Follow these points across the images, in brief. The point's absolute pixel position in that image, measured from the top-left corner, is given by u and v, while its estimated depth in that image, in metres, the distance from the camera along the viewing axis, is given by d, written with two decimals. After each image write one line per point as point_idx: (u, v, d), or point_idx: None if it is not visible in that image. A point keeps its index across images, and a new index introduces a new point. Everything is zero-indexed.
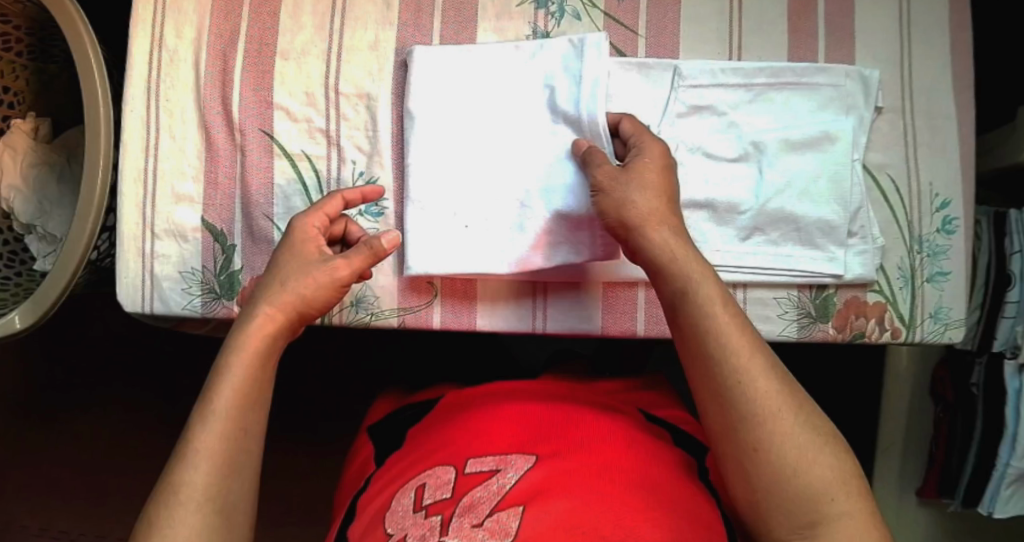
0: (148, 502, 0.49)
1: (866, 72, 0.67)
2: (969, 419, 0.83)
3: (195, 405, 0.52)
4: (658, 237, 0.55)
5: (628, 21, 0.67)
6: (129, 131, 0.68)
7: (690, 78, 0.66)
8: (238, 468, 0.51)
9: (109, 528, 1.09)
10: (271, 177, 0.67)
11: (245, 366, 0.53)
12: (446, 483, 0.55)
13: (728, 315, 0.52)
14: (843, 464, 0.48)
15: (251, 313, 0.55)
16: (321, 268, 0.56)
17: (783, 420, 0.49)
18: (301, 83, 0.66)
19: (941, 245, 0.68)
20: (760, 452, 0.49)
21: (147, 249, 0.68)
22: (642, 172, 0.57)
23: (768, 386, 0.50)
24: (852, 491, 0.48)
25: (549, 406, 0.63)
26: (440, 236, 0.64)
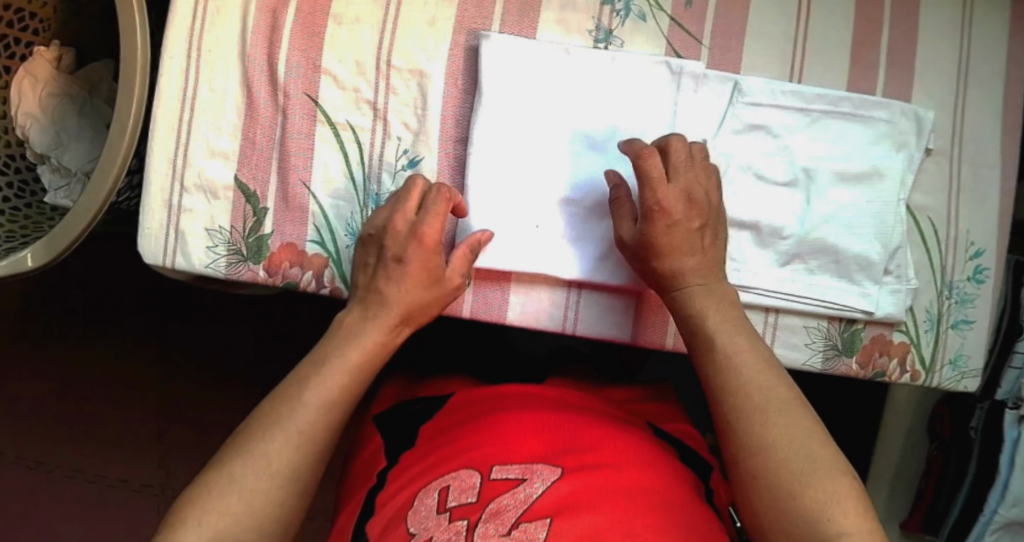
0: (233, 443, 0.52)
1: (922, 112, 0.66)
2: (962, 461, 0.84)
3: (293, 385, 0.55)
4: (690, 296, 0.59)
5: (693, 27, 0.64)
6: (167, 78, 0.65)
7: (750, 95, 0.64)
8: (322, 450, 0.54)
9: (88, 466, 1.08)
10: (312, 145, 0.65)
11: (362, 360, 0.57)
12: (472, 488, 0.55)
13: (737, 352, 0.56)
14: (841, 485, 0.49)
15: (375, 307, 0.59)
16: (438, 285, 0.60)
17: (779, 448, 0.51)
18: (353, 51, 0.64)
19: (970, 293, 0.69)
20: (759, 481, 0.51)
21: (174, 203, 0.66)
22: (666, 240, 0.58)
23: (764, 416, 0.53)
24: (853, 513, 0.48)
25: (570, 418, 0.63)
26: (507, 232, 0.63)
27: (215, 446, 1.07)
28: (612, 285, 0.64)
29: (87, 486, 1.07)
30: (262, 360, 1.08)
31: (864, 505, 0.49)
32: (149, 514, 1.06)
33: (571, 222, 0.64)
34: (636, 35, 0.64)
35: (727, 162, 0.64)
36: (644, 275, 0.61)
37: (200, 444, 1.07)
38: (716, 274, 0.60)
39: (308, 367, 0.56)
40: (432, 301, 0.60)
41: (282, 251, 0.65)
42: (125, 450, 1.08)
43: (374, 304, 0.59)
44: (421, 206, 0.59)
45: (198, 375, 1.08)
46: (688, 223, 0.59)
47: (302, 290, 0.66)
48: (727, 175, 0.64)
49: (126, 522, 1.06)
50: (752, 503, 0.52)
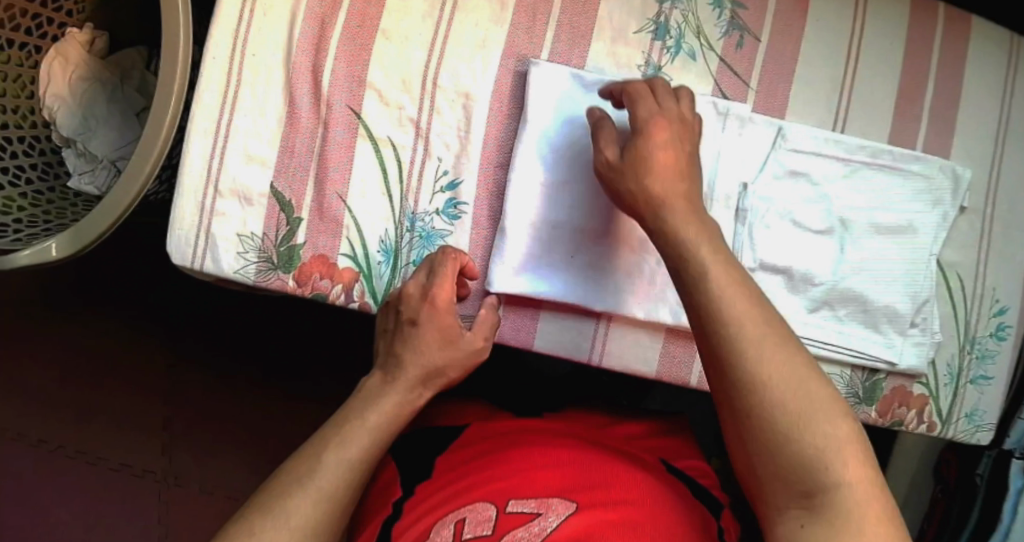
0: (250, 508, 0.51)
1: (960, 169, 0.66)
2: (966, 507, 0.85)
3: (316, 446, 0.54)
4: (668, 216, 0.52)
5: (741, 69, 0.65)
6: (207, 80, 0.64)
7: (794, 141, 0.64)
8: (340, 511, 0.53)
9: (90, 447, 1.08)
10: (351, 159, 0.64)
11: (379, 422, 0.56)
12: (487, 521, 0.56)
13: (727, 284, 0.49)
14: (840, 430, 0.45)
15: (393, 374, 0.58)
16: (458, 347, 0.59)
17: (773, 384, 0.46)
18: (400, 68, 0.64)
19: (991, 349, 0.70)
20: (750, 418, 0.47)
21: (207, 206, 0.65)
22: (654, 156, 0.53)
23: (759, 346, 0.47)
24: (854, 460, 0.45)
25: (583, 452, 0.63)
26: (541, 261, 0.63)
27: (219, 436, 1.07)
28: (641, 320, 0.64)
29: (87, 466, 1.07)
30: (271, 355, 1.08)
31: (863, 445, 0.46)
32: (149, 498, 1.07)
33: (605, 254, 0.64)
34: (685, 72, 0.64)
35: (767, 206, 0.64)
36: (619, 201, 0.55)
37: (205, 433, 1.07)
38: (694, 205, 0.53)
39: (331, 428, 0.56)
40: (452, 363, 0.59)
41: (312, 263, 0.65)
42: (128, 435, 1.08)
43: (394, 373, 0.58)
44: (422, 272, 0.59)
45: (205, 366, 1.08)
46: (679, 146, 0.54)
47: (331, 302, 0.65)
48: (765, 219, 0.64)
49: (125, 505, 1.07)
50: (742, 440, 0.47)
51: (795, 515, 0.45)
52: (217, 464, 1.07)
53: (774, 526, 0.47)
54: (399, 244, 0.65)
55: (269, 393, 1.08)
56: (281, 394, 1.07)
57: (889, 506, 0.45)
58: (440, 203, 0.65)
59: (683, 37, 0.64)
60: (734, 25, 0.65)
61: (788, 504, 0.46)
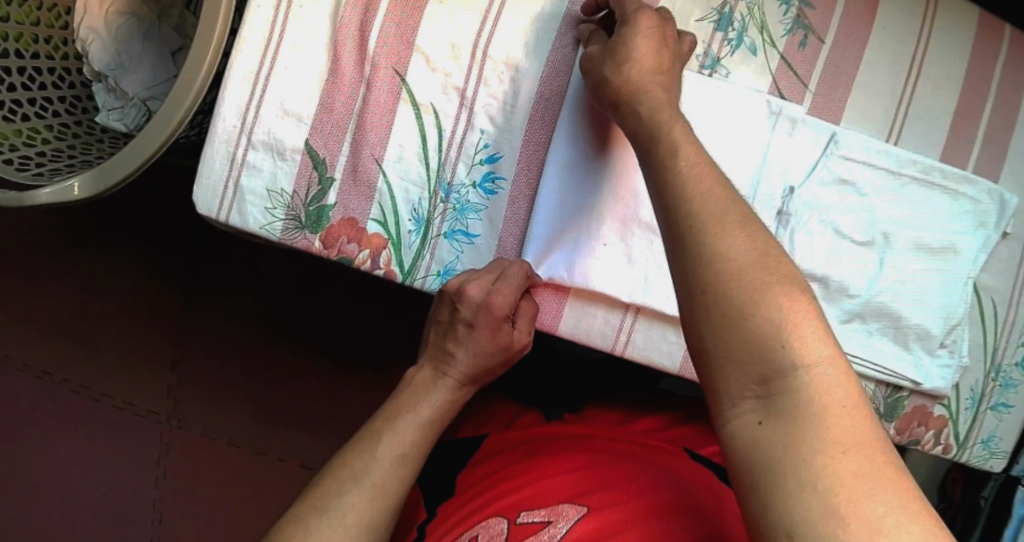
0: (309, 494, 0.60)
1: (1007, 196, 0.65)
2: (968, 528, 0.86)
3: (363, 447, 0.63)
4: (646, 95, 0.52)
5: (801, 70, 0.63)
6: (252, 25, 0.62)
7: (845, 149, 0.63)
8: (388, 503, 0.60)
9: (89, 385, 1.06)
10: (391, 122, 0.63)
11: (425, 421, 0.65)
12: (498, 535, 0.56)
13: (692, 160, 0.48)
14: (798, 308, 0.42)
15: (441, 379, 0.68)
16: (506, 347, 0.68)
17: (730, 261, 0.43)
18: (450, 33, 0.62)
19: (1015, 378, 0.70)
20: (706, 300, 0.43)
21: (238, 156, 0.63)
22: (631, 41, 0.53)
23: (717, 223, 0.44)
24: (813, 341, 0.41)
25: (595, 455, 0.64)
26: (577, 246, 0.62)
27: (223, 388, 1.07)
28: (669, 315, 0.63)
29: (91, 400, 1.06)
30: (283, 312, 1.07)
31: (823, 328, 0.42)
32: (149, 441, 1.06)
33: (639, 246, 0.62)
34: (743, 66, 0.63)
35: (810, 212, 0.62)
36: (602, 92, 0.55)
37: (210, 382, 1.07)
38: (671, 95, 0.53)
39: (373, 431, 0.64)
40: (499, 359, 0.69)
41: (340, 226, 0.63)
42: (130, 376, 1.06)
43: (443, 369, 0.68)
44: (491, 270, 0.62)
45: (215, 315, 1.07)
46: (662, 40, 0.54)
47: (355, 267, 0.64)
48: (807, 226, 0.62)
49: (121, 447, 1.06)
50: (698, 326, 0.43)
51: (751, 409, 0.41)
52: (220, 413, 1.06)
53: (726, 422, 0.42)
54: (431, 215, 0.63)
55: (278, 350, 1.07)
56: (290, 352, 1.07)
57: (854, 394, 0.40)
58: (477, 176, 0.63)
59: (745, 30, 0.63)
60: (799, 23, 0.64)
61: (741, 398, 0.41)
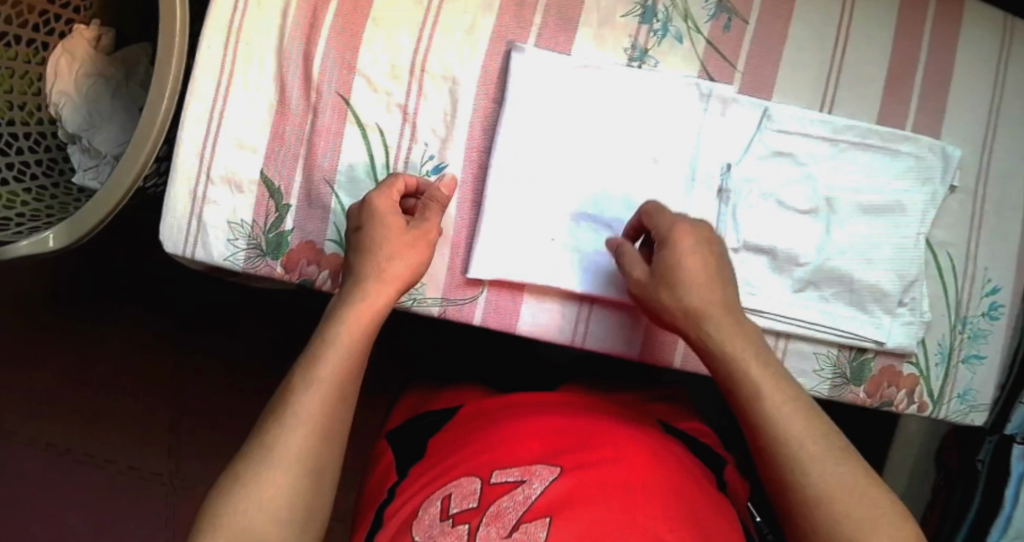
0: (240, 452, 0.52)
1: (950, 149, 0.66)
2: (967, 492, 0.84)
3: (252, 458, 0.50)
4: (709, 321, 0.56)
5: (728, 51, 0.65)
6: (203, 66, 0.65)
7: (779, 122, 0.64)
8: (331, 438, 0.53)
9: (98, 431, 1.10)
10: (340, 144, 0.66)
11: (356, 332, 0.55)
12: (472, 493, 0.58)
13: (765, 363, 0.55)
14: (880, 499, 0.50)
15: (364, 282, 0.57)
16: (415, 232, 0.60)
17: (811, 457, 0.51)
18: (388, 54, 0.65)
19: (982, 329, 0.70)
20: (801, 493, 0.51)
21: (199, 193, 0.66)
22: (681, 263, 0.56)
23: (800, 426, 0.52)
24: (894, 526, 0.49)
25: (567, 419, 0.66)
26: (523, 246, 0.64)
27: (222, 428, 1.08)
28: (622, 301, 0.65)
29: (98, 456, 1.10)
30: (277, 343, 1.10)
31: (900, 512, 0.50)
32: (158, 482, 1.09)
33: (586, 237, 0.64)
34: (672, 56, 0.64)
35: (750, 187, 0.64)
36: (665, 316, 0.58)
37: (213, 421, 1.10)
38: (732, 311, 0.57)
39: (270, 419, 0.52)
40: (417, 250, 0.59)
41: (300, 250, 0.66)
42: (134, 421, 1.10)
43: (355, 284, 0.57)
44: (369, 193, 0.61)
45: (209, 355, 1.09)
46: (705, 250, 0.58)
47: (317, 288, 0.67)
48: (748, 200, 0.64)
49: (132, 489, 1.10)
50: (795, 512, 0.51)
51: None
52: (219, 451, 1.08)
53: None
54: None
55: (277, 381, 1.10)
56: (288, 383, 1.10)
57: None
58: None
59: (670, 20, 0.64)
60: (722, 7, 0.65)
61: None
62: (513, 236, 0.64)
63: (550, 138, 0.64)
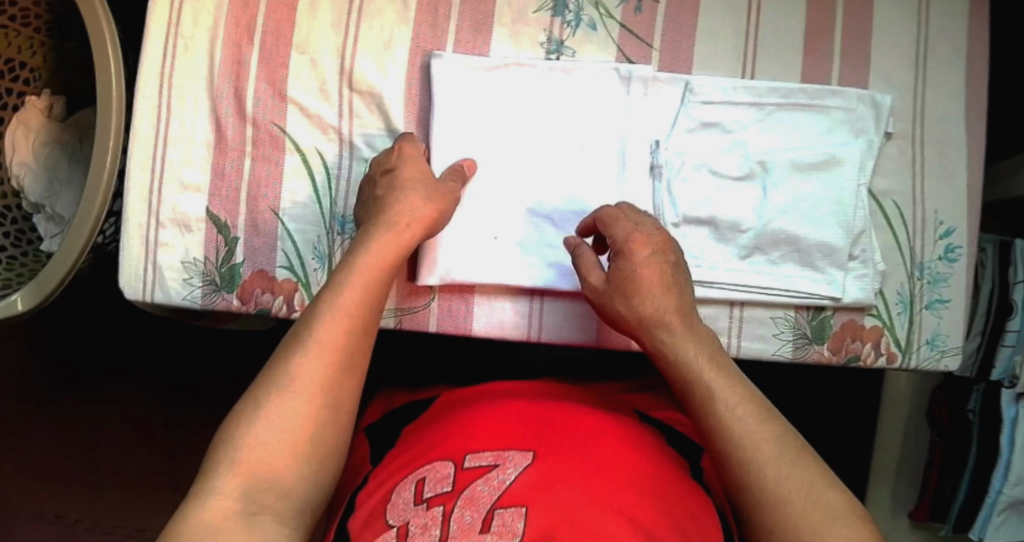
0: (257, 382, 0.50)
1: (879, 97, 0.66)
2: (963, 447, 0.83)
3: (270, 387, 0.48)
4: (664, 326, 0.57)
5: (642, 32, 0.66)
6: (140, 114, 0.67)
7: (702, 93, 0.65)
8: (354, 367, 0.51)
9: (73, 502, 1.05)
10: (280, 172, 0.67)
11: (376, 263, 0.55)
12: (446, 478, 0.57)
13: (719, 363, 0.55)
14: (832, 497, 0.48)
15: (384, 218, 0.57)
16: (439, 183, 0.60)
17: (764, 453, 0.50)
18: (316, 78, 0.66)
19: (941, 272, 0.69)
20: (753, 488, 0.50)
21: (152, 239, 0.68)
22: (637, 274, 0.58)
23: (753, 423, 0.52)
24: (847, 525, 0.47)
25: (536, 406, 0.66)
26: (468, 247, 0.64)
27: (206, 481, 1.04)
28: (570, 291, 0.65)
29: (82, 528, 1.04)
30: None
31: (856, 513, 0.48)
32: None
33: (527, 232, 0.65)
34: (588, 44, 0.66)
35: (681, 160, 0.65)
36: (622, 321, 0.59)
37: None
38: (687, 314, 0.58)
39: (286, 349, 0.50)
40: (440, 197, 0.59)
41: (253, 279, 0.67)
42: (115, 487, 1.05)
43: (381, 221, 0.57)
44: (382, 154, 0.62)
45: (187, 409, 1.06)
46: (661, 260, 0.59)
47: (274, 316, 0.68)
48: (681, 173, 0.64)
49: None
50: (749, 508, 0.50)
51: None
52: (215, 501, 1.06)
53: None
54: (332, 249, 0.67)
55: None
56: None
57: None
58: None
59: (581, 9, 0.66)
60: None
61: None
62: (461, 239, 0.64)
63: (479, 139, 0.64)
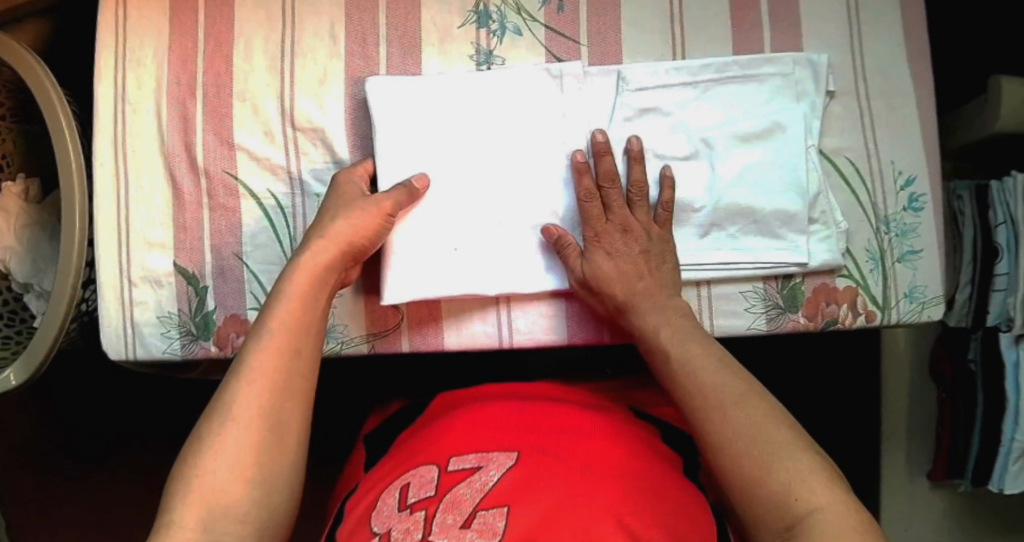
0: (201, 417, 0.51)
1: (814, 57, 0.66)
2: (970, 398, 0.81)
3: (212, 418, 0.50)
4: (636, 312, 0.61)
5: (569, 31, 0.67)
6: (101, 182, 0.69)
7: (635, 81, 0.65)
8: (291, 390, 0.53)
9: None
10: (238, 218, 0.69)
11: (301, 287, 0.56)
12: (430, 482, 0.57)
13: (699, 347, 0.56)
14: (805, 460, 0.47)
15: (305, 245, 0.58)
16: (365, 201, 0.59)
17: (736, 422, 0.50)
18: (259, 122, 0.68)
19: (909, 223, 0.68)
20: (728, 458, 0.49)
21: (127, 298, 0.69)
22: (604, 270, 0.61)
23: (726, 395, 0.51)
24: (821, 487, 0.46)
25: (517, 405, 0.65)
26: (429, 262, 0.63)
27: None
28: (536, 292, 0.65)
29: None
30: None
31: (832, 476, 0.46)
32: None
33: (486, 240, 0.64)
34: (515, 50, 0.67)
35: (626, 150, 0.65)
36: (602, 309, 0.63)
37: None
38: (663, 297, 0.61)
39: (224, 383, 0.52)
40: (368, 219, 0.59)
41: (227, 324, 0.69)
42: None
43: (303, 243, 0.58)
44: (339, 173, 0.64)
45: None
46: (629, 254, 0.62)
47: None
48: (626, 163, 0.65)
49: None
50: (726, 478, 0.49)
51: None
52: None
53: None
54: None
55: None
56: None
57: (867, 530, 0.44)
58: None
59: (504, 17, 0.67)
60: None
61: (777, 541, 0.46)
62: (421, 255, 0.63)
63: (425, 155, 0.64)
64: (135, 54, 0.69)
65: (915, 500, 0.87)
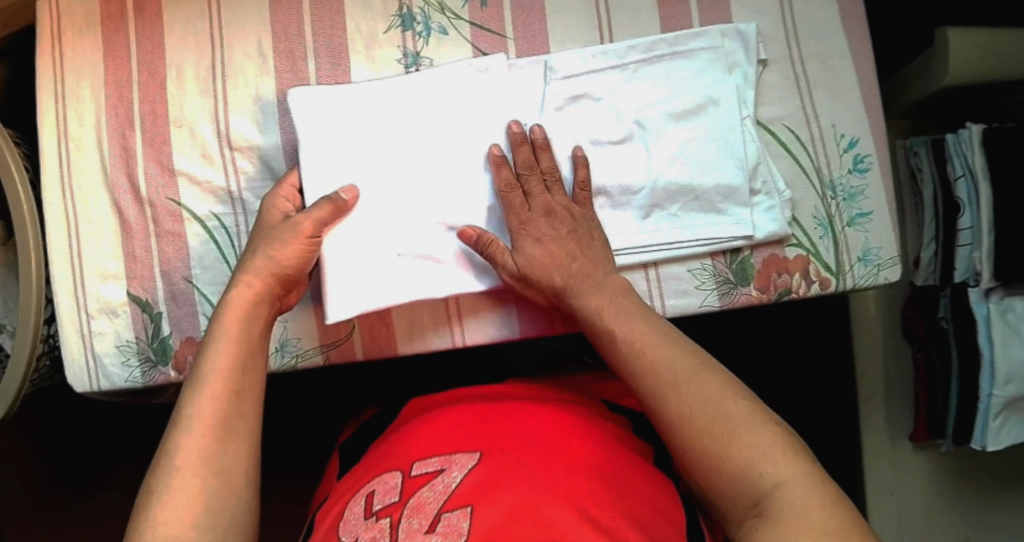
0: (148, 474, 0.51)
1: (742, 27, 0.66)
2: (944, 353, 0.82)
3: (158, 471, 0.51)
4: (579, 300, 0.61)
5: (493, 26, 0.67)
6: (50, 219, 0.70)
7: (563, 69, 0.65)
8: (234, 431, 0.53)
9: None
10: (184, 243, 0.69)
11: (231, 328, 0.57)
12: (394, 488, 0.57)
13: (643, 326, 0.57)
14: (764, 431, 0.49)
15: (231, 285, 0.59)
16: (283, 228, 0.60)
17: (689, 401, 0.51)
18: (197, 145, 0.69)
19: (856, 186, 0.67)
20: (688, 437, 0.51)
21: (86, 330, 0.70)
22: (533, 258, 0.61)
23: (678, 375, 0.53)
24: (781, 456, 0.48)
25: (472, 407, 0.65)
26: (373, 270, 0.63)
27: None
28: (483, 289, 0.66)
29: None
30: None
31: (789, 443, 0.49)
32: None
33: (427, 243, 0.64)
34: (442, 50, 0.67)
35: (559, 138, 0.65)
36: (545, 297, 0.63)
37: None
38: (601, 278, 0.61)
39: (166, 437, 0.52)
40: (286, 247, 0.59)
41: (184, 347, 0.69)
42: None
43: (230, 283, 0.59)
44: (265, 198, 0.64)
45: None
46: (558, 238, 0.62)
47: None
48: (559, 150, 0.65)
49: None
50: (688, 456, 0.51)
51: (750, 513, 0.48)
52: None
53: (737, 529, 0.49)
54: None
55: None
56: None
57: (826, 491, 0.46)
58: None
59: (428, 18, 0.67)
60: None
61: (744, 509, 0.48)
62: (364, 263, 0.63)
63: (355, 162, 0.64)
64: (72, 89, 0.70)
65: (901, 464, 0.85)
